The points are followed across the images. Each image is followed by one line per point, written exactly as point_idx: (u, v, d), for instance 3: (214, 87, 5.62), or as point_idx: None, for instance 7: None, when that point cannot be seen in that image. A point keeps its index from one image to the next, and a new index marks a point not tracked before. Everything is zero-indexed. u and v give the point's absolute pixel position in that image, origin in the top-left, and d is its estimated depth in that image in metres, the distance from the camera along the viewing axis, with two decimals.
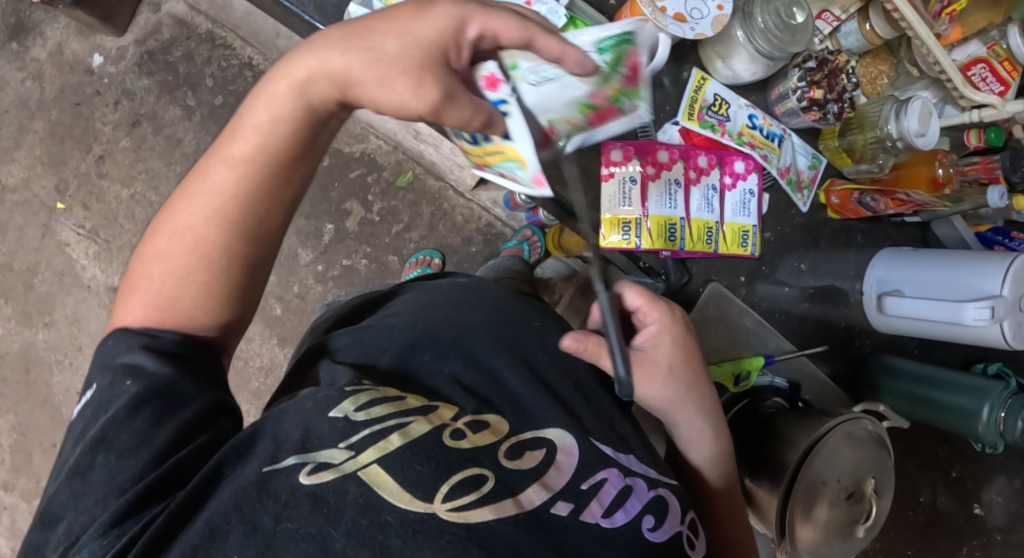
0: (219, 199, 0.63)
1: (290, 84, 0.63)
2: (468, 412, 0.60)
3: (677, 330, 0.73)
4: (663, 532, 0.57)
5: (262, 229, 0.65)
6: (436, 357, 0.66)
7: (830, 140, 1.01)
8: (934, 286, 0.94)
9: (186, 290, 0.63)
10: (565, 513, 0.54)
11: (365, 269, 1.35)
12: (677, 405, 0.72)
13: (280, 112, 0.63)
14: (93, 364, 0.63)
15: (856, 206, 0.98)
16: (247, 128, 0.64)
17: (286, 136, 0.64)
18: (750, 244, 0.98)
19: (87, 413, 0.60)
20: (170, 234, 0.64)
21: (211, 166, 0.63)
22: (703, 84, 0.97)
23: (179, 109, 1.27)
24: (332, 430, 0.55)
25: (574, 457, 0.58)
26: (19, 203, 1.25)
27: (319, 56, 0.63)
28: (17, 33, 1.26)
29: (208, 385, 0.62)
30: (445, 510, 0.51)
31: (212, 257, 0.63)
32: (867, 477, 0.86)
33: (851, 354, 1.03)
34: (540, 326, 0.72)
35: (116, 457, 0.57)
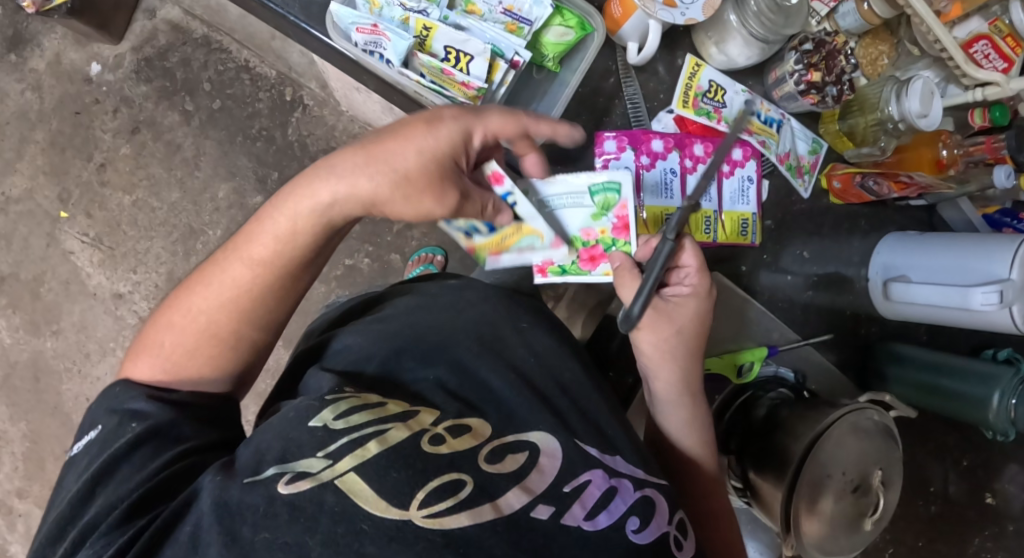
0: (237, 290, 0.70)
1: (311, 202, 0.69)
2: (449, 416, 0.61)
3: (703, 304, 0.77)
4: (649, 533, 0.57)
5: (270, 316, 0.72)
6: (421, 363, 0.67)
7: (830, 124, 0.99)
8: (941, 271, 0.92)
9: (195, 361, 0.70)
10: (546, 517, 0.55)
11: (367, 267, 1.35)
12: (665, 361, 0.78)
13: (299, 222, 0.69)
14: (97, 409, 0.68)
15: (859, 190, 0.97)
16: (268, 234, 0.69)
17: (303, 245, 0.70)
18: (751, 232, 0.96)
19: (92, 447, 0.65)
20: (184, 314, 0.70)
21: (233, 262, 0.70)
22: (697, 70, 0.95)
23: (178, 114, 1.28)
24: (311, 440, 0.56)
25: (557, 459, 0.59)
26: (23, 214, 1.26)
27: (345, 180, 0.68)
28: (15, 44, 1.27)
29: (212, 428, 0.67)
30: (420, 517, 0.52)
31: (225, 335, 0.70)
32: (873, 470, 0.85)
33: (857, 342, 1.02)
34: (527, 327, 0.74)
35: (115, 485, 0.61)
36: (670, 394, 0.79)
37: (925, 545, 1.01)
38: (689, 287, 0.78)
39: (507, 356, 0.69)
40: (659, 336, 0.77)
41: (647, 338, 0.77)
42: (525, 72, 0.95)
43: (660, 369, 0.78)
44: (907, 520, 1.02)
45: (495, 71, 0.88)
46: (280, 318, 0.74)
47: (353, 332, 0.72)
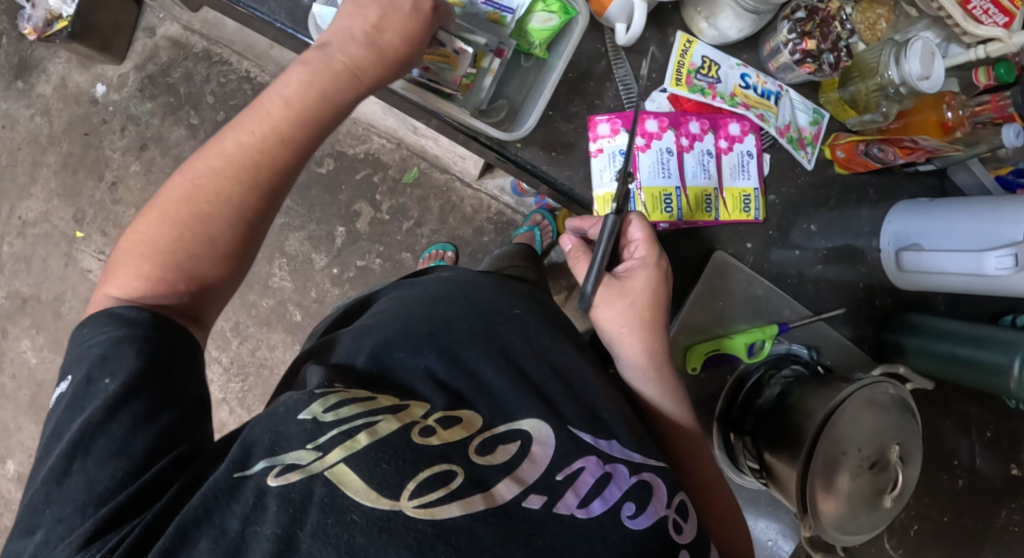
0: (238, 162, 0.71)
1: (327, 71, 0.75)
2: (440, 408, 0.68)
3: (653, 274, 0.81)
4: (644, 519, 0.64)
5: (271, 191, 0.73)
6: (410, 353, 0.73)
7: (831, 92, 0.96)
8: (952, 236, 0.89)
9: (191, 249, 0.70)
10: (538, 506, 0.62)
11: (379, 268, 1.36)
12: (628, 337, 0.81)
13: (306, 85, 0.74)
14: (69, 357, 0.67)
15: (864, 158, 0.94)
16: (276, 97, 0.73)
17: (307, 113, 0.74)
18: (753, 208, 0.96)
19: (63, 404, 0.64)
20: (184, 200, 0.70)
21: (236, 136, 0.72)
22: (689, 47, 0.94)
23: (184, 128, 1.29)
24: (300, 432, 0.61)
25: (550, 447, 0.66)
26: (41, 236, 1.30)
27: (352, 51, 0.76)
28: (22, 71, 1.30)
29: (175, 389, 0.66)
30: (412, 508, 0.58)
31: (214, 210, 0.70)
32: (891, 445, 0.82)
33: (873, 314, 0.99)
34: (520, 315, 0.79)
35: (95, 462, 0.60)
36: (635, 375, 0.82)
37: (951, 520, 0.98)
38: (638, 259, 0.82)
39: (496, 347, 0.74)
40: (616, 310, 0.81)
41: (605, 311, 0.81)
42: (513, 61, 0.94)
43: (622, 346, 0.81)
44: (931, 495, 0.98)
45: (479, 60, 0.88)
46: (278, 203, 0.74)
47: (350, 329, 0.79)
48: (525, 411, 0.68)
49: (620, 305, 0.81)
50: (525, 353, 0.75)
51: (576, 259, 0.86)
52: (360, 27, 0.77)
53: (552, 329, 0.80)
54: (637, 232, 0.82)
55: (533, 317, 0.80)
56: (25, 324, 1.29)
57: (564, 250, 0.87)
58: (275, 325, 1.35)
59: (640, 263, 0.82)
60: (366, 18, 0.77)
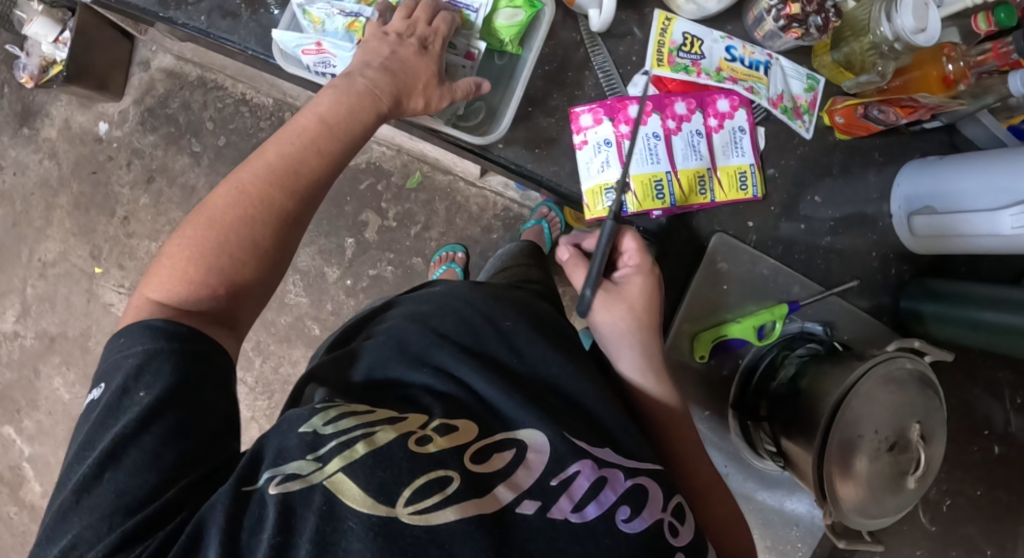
0: (276, 171, 0.71)
1: (355, 90, 0.77)
2: (438, 416, 0.66)
3: (648, 280, 0.82)
4: (638, 523, 0.62)
5: (308, 197, 0.72)
6: (410, 368, 0.72)
7: (823, 56, 0.92)
8: (965, 195, 0.85)
9: (230, 256, 0.68)
10: (531, 512, 0.60)
11: (392, 275, 1.36)
12: (626, 340, 0.81)
13: (337, 105, 0.76)
14: (101, 364, 0.64)
15: (864, 121, 0.89)
16: (310, 114, 0.75)
17: (340, 129, 0.75)
18: (751, 185, 0.92)
19: (92, 413, 0.61)
20: (225, 207, 0.69)
21: (273, 147, 0.72)
22: (668, 25, 0.91)
23: (187, 157, 1.30)
24: (300, 444, 0.60)
25: (544, 454, 0.64)
26: (61, 275, 1.31)
27: (378, 77, 0.78)
28: (26, 118, 1.31)
29: (206, 407, 0.62)
30: (407, 514, 0.57)
31: (257, 216, 0.69)
32: (911, 423, 0.78)
33: (889, 283, 0.95)
34: (511, 326, 0.76)
35: (128, 471, 0.58)
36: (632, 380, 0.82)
37: (985, 494, 0.95)
38: (633, 267, 0.83)
39: (495, 361, 0.73)
40: (615, 313, 0.82)
41: (603, 315, 0.82)
42: (487, 59, 0.92)
43: (619, 350, 0.82)
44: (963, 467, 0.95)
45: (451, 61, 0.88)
46: (312, 210, 0.73)
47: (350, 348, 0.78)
48: (520, 421, 0.66)
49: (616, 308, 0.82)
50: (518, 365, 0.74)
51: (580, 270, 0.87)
52: (379, 58, 0.80)
53: (549, 333, 0.77)
54: (631, 243, 0.84)
55: (524, 327, 0.77)
56: (55, 362, 1.31)
57: (559, 260, 0.88)
58: (295, 341, 1.36)
59: (636, 271, 0.83)
60: (381, 52, 0.80)
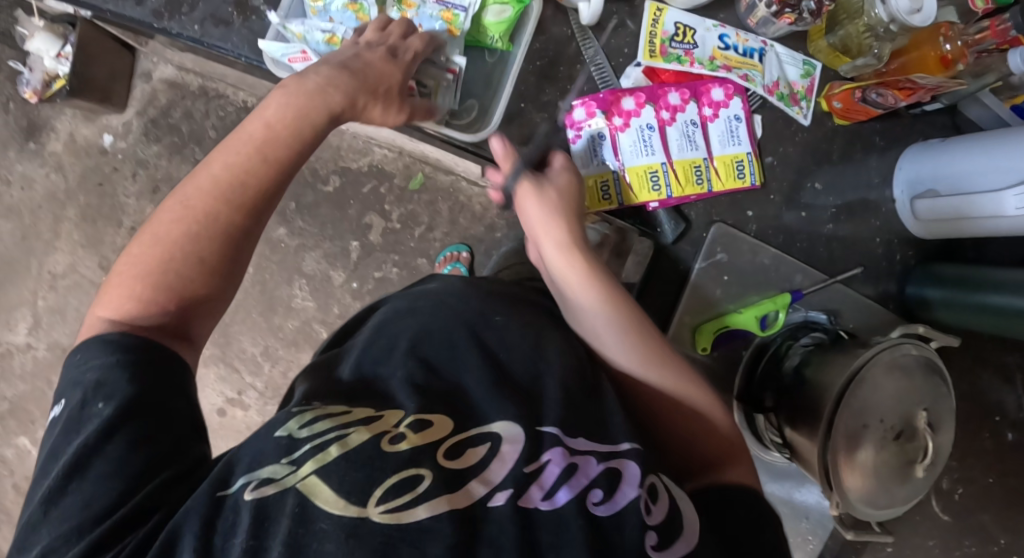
0: (224, 179, 0.66)
1: (307, 89, 0.72)
2: (411, 412, 0.62)
3: (572, 177, 0.82)
4: (610, 506, 0.58)
5: (259, 206, 0.68)
6: (391, 363, 0.68)
7: (818, 41, 0.90)
8: (969, 177, 0.83)
9: (179, 270, 0.64)
10: (503, 502, 0.56)
11: (397, 276, 1.36)
12: (549, 226, 0.78)
13: (286, 107, 0.70)
14: (61, 380, 0.61)
15: (863, 105, 0.87)
16: (257, 119, 0.69)
17: (290, 131, 0.70)
18: (749, 173, 0.91)
19: (55, 427, 0.58)
20: (172, 218, 0.65)
21: (221, 152, 0.67)
22: (660, 16, 0.90)
23: (192, 165, 1.29)
24: (276, 448, 0.57)
25: (519, 444, 0.60)
26: (71, 287, 1.30)
27: (332, 77, 0.74)
28: (32, 132, 1.30)
29: (165, 420, 0.59)
30: (379, 513, 0.53)
31: (203, 229, 0.65)
32: (917, 411, 0.77)
33: (894, 269, 0.94)
34: (502, 323, 0.72)
35: (92, 481, 0.55)
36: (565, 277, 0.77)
37: (997, 481, 0.98)
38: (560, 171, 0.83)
39: (485, 351, 0.69)
40: (538, 203, 0.79)
41: (553, 241, 0.78)
42: (477, 57, 0.92)
43: (543, 237, 0.79)
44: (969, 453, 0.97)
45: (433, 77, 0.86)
46: (262, 218, 0.68)
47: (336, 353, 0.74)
48: None
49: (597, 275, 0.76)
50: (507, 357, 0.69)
51: (548, 233, 0.78)
52: (340, 58, 0.77)
53: (547, 322, 0.75)
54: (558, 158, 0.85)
55: (517, 324, 0.72)
56: None
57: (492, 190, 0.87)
58: (304, 345, 1.36)
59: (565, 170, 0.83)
60: (343, 54, 0.78)
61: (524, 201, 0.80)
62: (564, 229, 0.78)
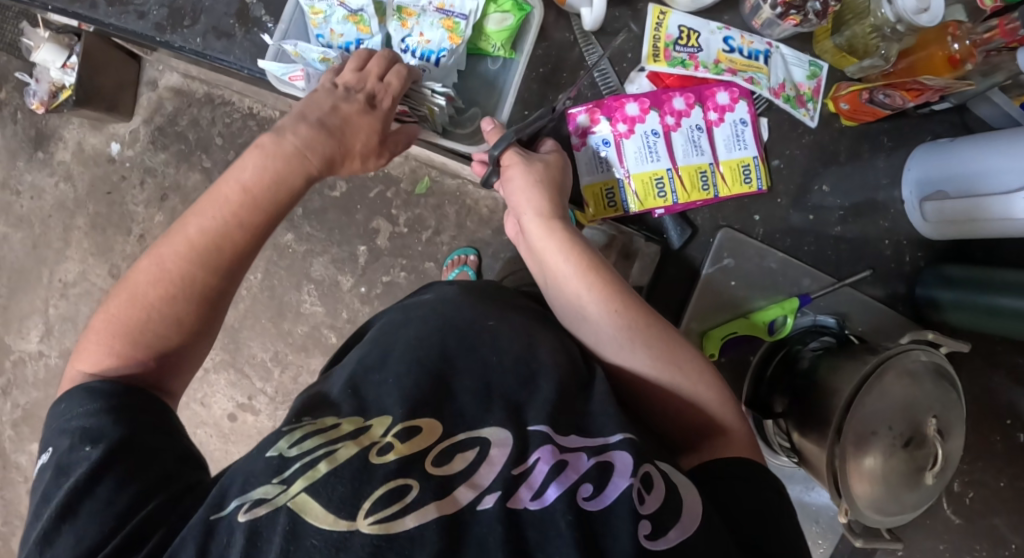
0: (199, 242, 0.67)
1: (284, 153, 0.70)
2: (399, 419, 0.61)
3: (556, 158, 0.82)
4: (599, 501, 0.57)
5: (234, 267, 0.68)
6: (382, 371, 0.66)
7: (825, 41, 0.89)
8: (978, 179, 0.82)
9: (157, 326, 0.66)
10: (492, 505, 0.56)
11: (405, 280, 1.35)
12: (528, 195, 0.78)
13: (262, 171, 0.69)
14: (50, 427, 0.62)
15: (870, 106, 0.87)
16: (233, 182, 0.68)
17: (265, 197, 0.69)
18: (755, 178, 0.90)
19: (46, 470, 0.59)
20: (149, 281, 0.66)
21: (196, 217, 0.67)
22: (663, 19, 0.89)
23: (199, 173, 1.29)
24: (266, 468, 0.56)
25: (508, 448, 0.60)
26: (81, 295, 1.31)
27: (309, 138, 0.72)
28: (40, 142, 1.32)
29: (150, 459, 0.59)
30: (368, 525, 0.53)
31: (179, 290, 0.66)
32: (926, 418, 0.76)
33: (904, 271, 0.93)
34: (494, 325, 0.71)
35: (84, 520, 0.56)
36: (543, 245, 0.77)
37: (1008, 485, 0.97)
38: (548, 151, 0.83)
39: (481, 361, 0.67)
40: (518, 172, 0.80)
41: (530, 207, 0.78)
42: (479, 64, 0.91)
43: (520, 204, 0.79)
44: (979, 455, 0.97)
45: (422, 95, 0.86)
46: (238, 274, 0.69)
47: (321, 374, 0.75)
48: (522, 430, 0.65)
49: (600, 279, 0.74)
50: (499, 365, 0.67)
51: (547, 236, 0.77)
52: (317, 112, 0.74)
53: (549, 329, 0.74)
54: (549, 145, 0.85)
55: (507, 326, 0.72)
56: None
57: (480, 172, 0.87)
58: (313, 350, 1.36)
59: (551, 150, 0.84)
60: (320, 105, 0.75)
61: (522, 198, 0.78)
62: (564, 229, 0.77)
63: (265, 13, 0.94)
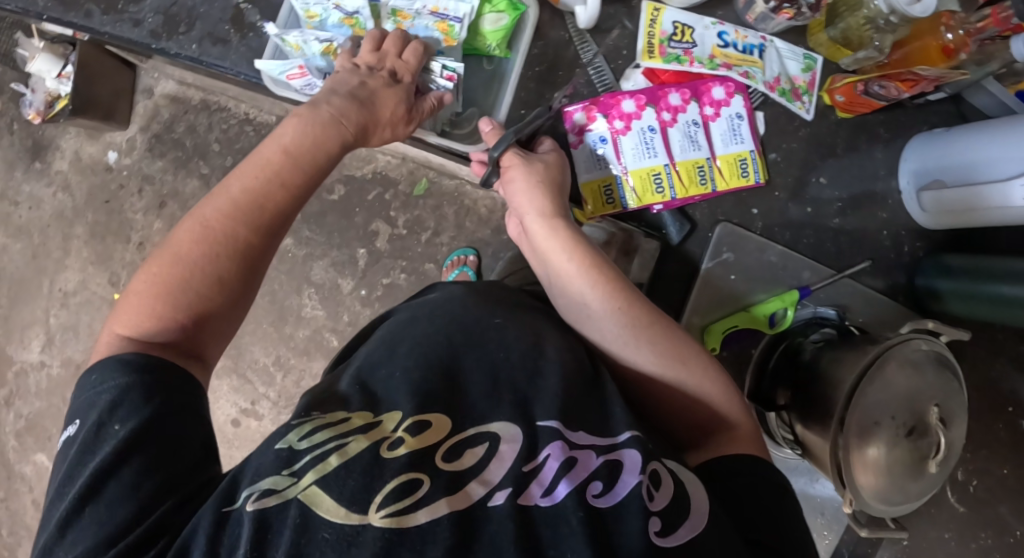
0: (243, 201, 0.68)
1: (320, 119, 0.73)
2: (409, 414, 0.61)
3: (556, 159, 0.83)
4: (609, 497, 0.58)
5: (274, 230, 0.69)
6: (388, 364, 0.67)
7: (819, 34, 0.90)
8: (975, 167, 0.82)
9: (196, 288, 0.65)
10: (503, 502, 0.56)
11: (406, 282, 1.34)
12: (529, 195, 0.79)
13: (302, 133, 0.72)
14: (78, 398, 0.62)
15: (865, 97, 0.87)
16: (274, 144, 0.71)
17: (305, 157, 0.72)
18: (752, 172, 0.91)
19: (71, 448, 0.59)
20: (190, 240, 0.66)
21: (237, 178, 0.69)
22: (657, 15, 0.90)
23: (196, 180, 1.29)
24: (276, 460, 0.56)
25: (518, 444, 0.60)
26: (82, 304, 1.31)
27: (341, 108, 0.75)
28: (37, 152, 1.32)
29: (178, 442, 0.59)
30: (380, 519, 0.54)
31: (221, 249, 0.66)
32: (928, 407, 0.76)
33: (903, 262, 0.93)
34: (500, 324, 0.71)
35: (105, 505, 0.55)
36: (546, 243, 0.77)
37: (1011, 473, 0.98)
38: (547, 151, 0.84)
39: (489, 356, 0.67)
40: (519, 173, 0.80)
41: (532, 207, 0.79)
42: (474, 65, 0.91)
43: (522, 204, 0.79)
44: (988, 447, 0.98)
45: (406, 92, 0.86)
46: (278, 236, 0.70)
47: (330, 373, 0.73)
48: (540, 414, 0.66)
49: (611, 279, 0.74)
50: (506, 359, 0.67)
51: (549, 236, 0.77)
52: (346, 86, 0.78)
53: (554, 324, 0.74)
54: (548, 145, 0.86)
55: (514, 326, 0.71)
56: None
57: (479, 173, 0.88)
58: (315, 353, 1.36)
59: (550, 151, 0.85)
60: (350, 81, 0.78)
61: (523, 198, 0.79)
62: (566, 228, 0.77)
63: (261, 17, 0.94)
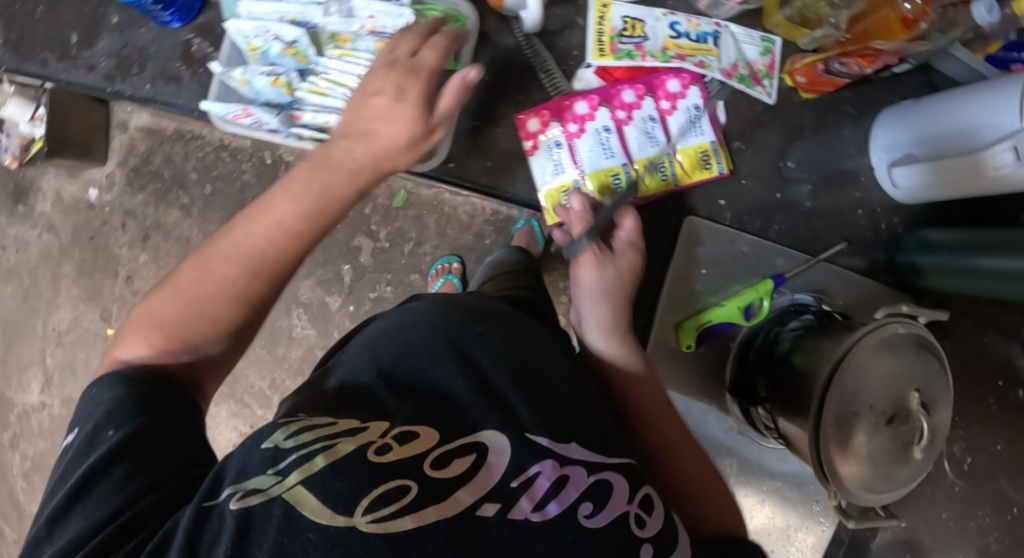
0: (256, 246, 0.67)
1: (326, 161, 0.72)
2: (398, 422, 0.57)
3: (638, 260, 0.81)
4: (602, 518, 0.55)
5: (282, 277, 0.68)
6: (367, 359, 0.63)
7: (775, 15, 0.87)
8: (945, 137, 0.78)
9: (199, 326, 0.65)
10: (493, 514, 0.53)
11: (392, 295, 1.29)
12: (597, 300, 0.79)
13: (310, 180, 0.71)
14: (81, 409, 0.61)
15: (827, 76, 0.84)
16: (285, 196, 0.69)
17: (315, 204, 0.69)
18: (715, 162, 0.89)
19: (66, 453, 0.58)
20: (198, 277, 0.66)
21: (249, 223, 0.68)
22: (606, 12, 0.88)
23: (178, 210, 1.30)
24: (262, 459, 0.52)
25: (506, 456, 0.56)
26: (77, 341, 1.32)
27: (353, 150, 0.73)
28: (20, 195, 1.33)
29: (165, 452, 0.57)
30: (366, 523, 0.49)
31: (224, 292, 0.66)
32: (909, 392, 0.73)
33: (881, 240, 0.91)
34: (482, 331, 0.66)
35: (89, 506, 0.54)
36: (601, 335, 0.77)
37: (1006, 448, 0.96)
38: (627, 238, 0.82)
39: (472, 358, 0.63)
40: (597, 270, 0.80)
41: (602, 310, 0.78)
42: None
43: (595, 303, 0.79)
44: (974, 417, 0.96)
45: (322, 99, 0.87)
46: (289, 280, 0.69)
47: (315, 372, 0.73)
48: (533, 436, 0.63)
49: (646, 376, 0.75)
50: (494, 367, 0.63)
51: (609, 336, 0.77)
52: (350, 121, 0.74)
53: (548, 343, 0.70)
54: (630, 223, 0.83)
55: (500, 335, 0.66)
56: None
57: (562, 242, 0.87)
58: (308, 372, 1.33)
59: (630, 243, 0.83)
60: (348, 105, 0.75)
61: (594, 309, 0.78)
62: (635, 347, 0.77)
63: None
